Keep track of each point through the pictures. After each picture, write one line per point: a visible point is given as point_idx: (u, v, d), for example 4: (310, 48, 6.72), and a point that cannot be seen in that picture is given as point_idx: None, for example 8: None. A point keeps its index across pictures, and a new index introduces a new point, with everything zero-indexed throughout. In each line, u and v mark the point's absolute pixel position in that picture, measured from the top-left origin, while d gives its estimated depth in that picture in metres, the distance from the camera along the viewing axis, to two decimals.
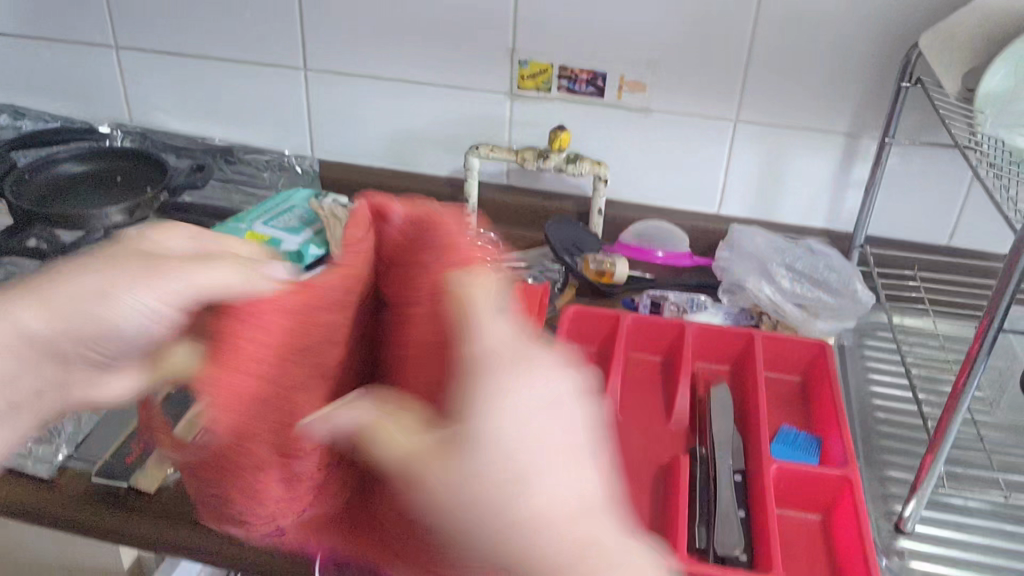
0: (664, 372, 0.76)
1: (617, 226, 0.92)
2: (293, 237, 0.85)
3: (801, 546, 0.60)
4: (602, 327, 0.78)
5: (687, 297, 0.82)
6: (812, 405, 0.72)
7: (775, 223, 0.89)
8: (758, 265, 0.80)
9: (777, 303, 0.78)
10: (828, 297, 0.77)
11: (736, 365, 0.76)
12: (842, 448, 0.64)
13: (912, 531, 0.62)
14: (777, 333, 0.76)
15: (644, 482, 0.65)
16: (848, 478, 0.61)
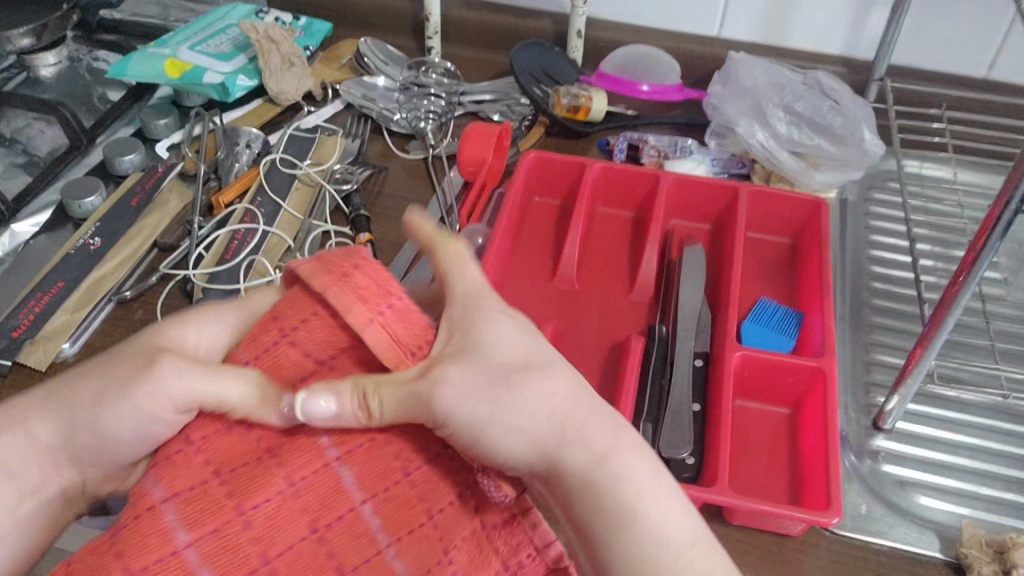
0: (634, 229, 0.67)
1: (600, 51, 0.79)
2: (220, 65, 0.75)
3: (762, 442, 0.53)
4: (566, 176, 0.67)
5: (670, 141, 0.71)
6: (798, 274, 0.63)
7: (783, 51, 0.76)
8: (752, 105, 0.68)
9: (770, 149, 0.66)
10: (830, 145, 0.65)
11: (717, 222, 0.66)
12: (822, 331, 0.56)
13: (891, 428, 0.55)
14: (769, 187, 0.65)
15: (594, 364, 0.57)
16: (823, 370, 0.53)
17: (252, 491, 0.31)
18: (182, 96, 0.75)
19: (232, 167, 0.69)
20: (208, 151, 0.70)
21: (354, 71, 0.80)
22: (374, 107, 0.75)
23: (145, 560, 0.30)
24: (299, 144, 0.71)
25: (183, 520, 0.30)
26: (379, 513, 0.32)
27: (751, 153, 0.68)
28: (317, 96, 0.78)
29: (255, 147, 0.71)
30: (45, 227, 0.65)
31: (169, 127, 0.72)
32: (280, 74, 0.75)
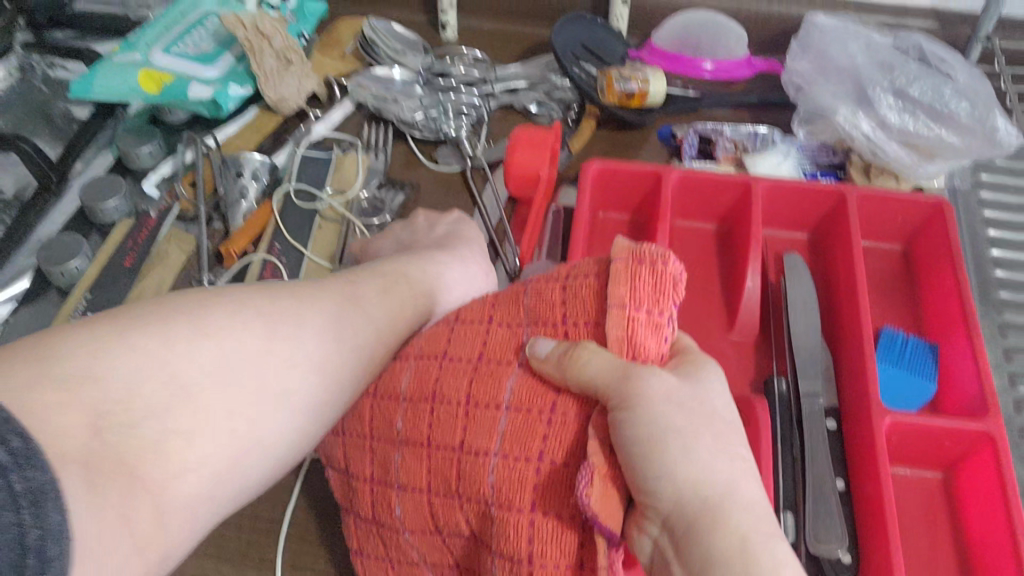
0: (721, 245, 0.57)
1: (648, 15, 0.68)
2: (204, 72, 0.63)
3: (921, 520, 0.45)
4: (638, 189, 0.57)
5: (746, 131, 0.61)
6: (921, 290, 0.54)
7: (862, 7, 0.66)
8: (851, 86, 0.58)
9: (875, 142, 0.56)
10: (951, 135, 0.54)
11: (818, 231, 0.57)
12: (976, 377, 0.47)
13: None
14: (879, 188, 0.55)
15: (691, 311, 0.54)
16: (991, 434, 0.44)
17: (485, 391, 0.36)
18: (161, 112, 0.63)
19: (238, 203, 0.57)
20: (205, 184, 0.58)
21: (360, 60, 0.68)
22: (396, 108, 0.64)
23: (366, 427, 0.41)
24: (312, 166, 0.60)
25: (401, 425, 0.39)
26: (507, 431, 0.35)
27: (848, 141, 0.58)
28: (321, 97, 0.66)
29: (263, 178, 0.59)
30: (25, 298, 0.54)
31: (155, 155, 0.60)
32: (278, 76, 0.63)
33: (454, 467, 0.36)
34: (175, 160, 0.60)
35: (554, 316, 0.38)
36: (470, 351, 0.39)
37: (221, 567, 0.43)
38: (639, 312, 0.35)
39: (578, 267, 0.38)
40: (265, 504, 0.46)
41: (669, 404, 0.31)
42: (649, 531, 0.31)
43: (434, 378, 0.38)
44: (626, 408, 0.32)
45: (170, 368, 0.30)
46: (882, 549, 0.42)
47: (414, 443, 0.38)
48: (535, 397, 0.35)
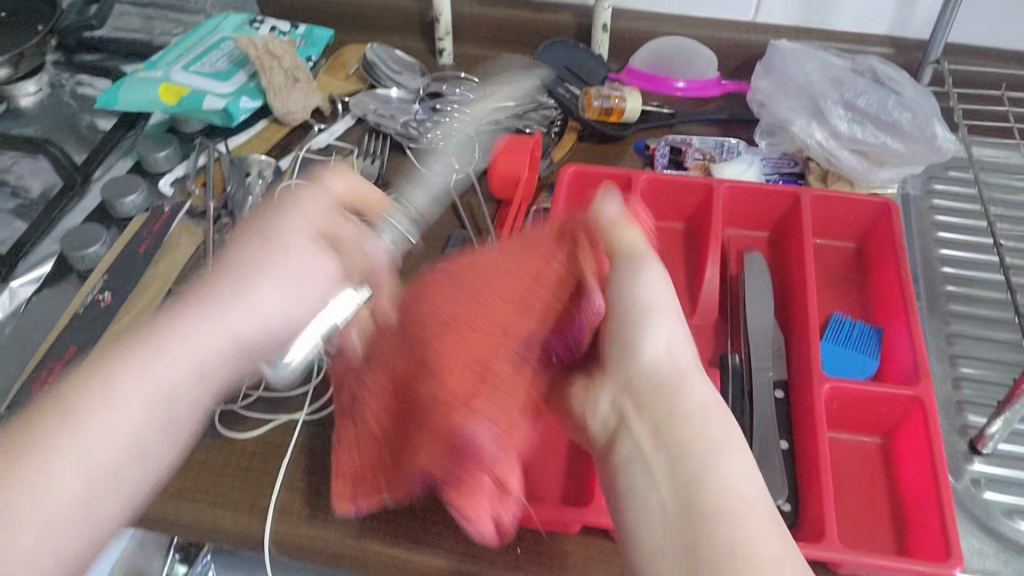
0: (687, 242, 0.62)
1: (627, 42, 0.74)
2: (219, 86, 0.68)
3: (859, 476, 0.49)
4: None
5: (713, 142, 0.66)
6: (868, 280, 0.59)
7: (824, 34, 0.71)
8: (807, 99, 0.63)
9: (829, 149, 0.61)
10: (896, 141, 0.59)
11: (776, 230, 0.62)
12: (910, 351, 0.51)
13: (990, 452, 0.51)
14: (832, 191, 0.60)
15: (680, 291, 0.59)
16: (921, 399, 0.48)
17: (418, 310, 0.40)
18: (179, 122, 0.69)
19: (244, 199, 0.62)
20: (215, 183, 0.64)
21: (363, 81, 0.74)
22: (393, 124, 0.69)
23: (341, 375, 0.45)
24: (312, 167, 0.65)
25: (371, 361, 0.43)
26: (436, 340, 0.39)
27: (806, 151, 0.63)
28: (325, 112, 0.72)
29: (268, 176, 0.64)
30: (47, 280, 0.59)
31: (171, 159, 0.66)
32: (286, 91, 0.69)
33: (404, 380, 0.40)
34: (188, 164, 0.66)
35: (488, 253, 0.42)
36: (409, 290, 0.42)
37: (215, 514, 0.47)
38: (591, 246, 0.42)
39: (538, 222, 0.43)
40: (255, 457, 0.50)
41: (651, 327, 0.38)
42: (606, 399, 0.38)
43: (391, 320, 0.43)
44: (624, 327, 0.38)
45: (126, 416, 0.35)
46: (821, 505, 0.45)
47: (384, 377, 0.42)
48: (463, 310, 0.39)
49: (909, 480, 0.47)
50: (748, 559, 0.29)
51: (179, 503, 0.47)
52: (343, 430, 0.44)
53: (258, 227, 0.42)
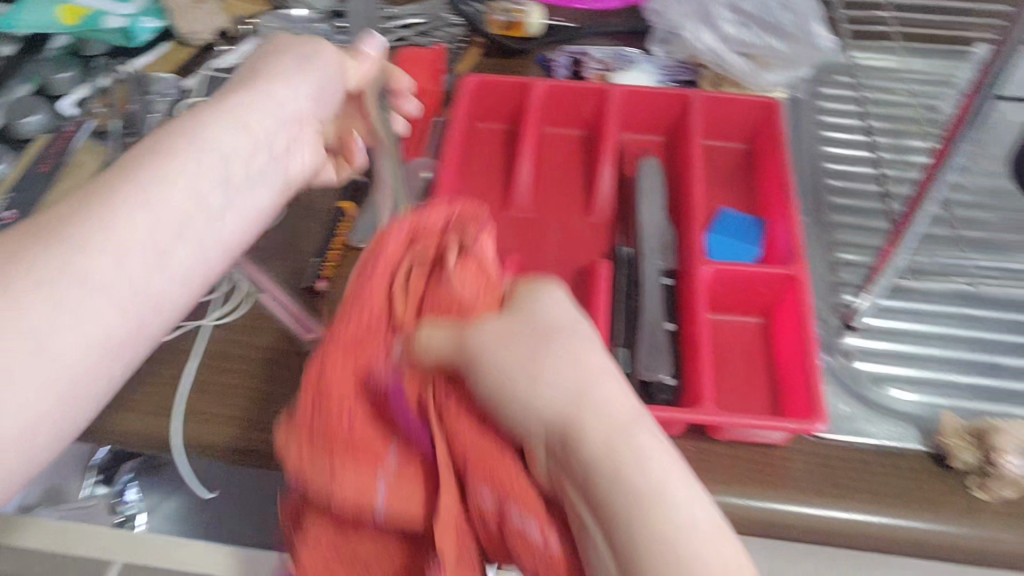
0: (586, 147, 0.64)
1: None
2: (119, 7, 0.68)
3: (739, 353, 0.52)
4: (509, 99, 0.64)
5: (612, 53, 0.69)
6: (756, 179, 0.62)
7: None
8: (697, 8, 0.65)
9: (719, 53, 0.64)
10: (781, 44, 0.64)
11: (671, 134, 0.64)
12: (788, 236, 0.55)
13: (861, 326, 0.54)
14: (720, 93, 0.63)
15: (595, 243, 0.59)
16: (795, 276, 0.52)
17: (331, 408, 0.35)
18: (81, 45, 0.68)
19: (148, 117, 0.64)
20: (120, 104, 0.65)
21: (269, 3, 0.74)
22: (299, 43, 0.70)
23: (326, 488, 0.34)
24: (216, 86, 0.66)
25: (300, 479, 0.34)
26: (402, 457, 0.35)
27: (697, 57, 0.66)
28: (231, 34, 0.72)
29: (172, 94, 0.66)
30: None
31: (73, 82, 0.67)
32: (189, 13, 0.69)
33: (365, 441, 0.34)
34: (92, 85, 0.66)
35: (390, 262, 0.39)
36: (358, 395, 0.35)
37: (142, 422, 0.48)
38: (419, 240, 0.40)
39: (393, 229, 0.40)
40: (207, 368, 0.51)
41: (501, 340, 0.33)
42: (474, 330, 0.33)
43: (318, 437, 0.34)
44: (477, 362, 0.32)
45: (106, 269, 0.34)
46: (701, 376, 0.48)
47: (315, 445, 0.34)
48: (338, 399, 0.35)
49: (786, 352, 0.51)
50: (641, 518, 0.27)
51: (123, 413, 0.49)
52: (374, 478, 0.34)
53: (286, 49, 0.48)
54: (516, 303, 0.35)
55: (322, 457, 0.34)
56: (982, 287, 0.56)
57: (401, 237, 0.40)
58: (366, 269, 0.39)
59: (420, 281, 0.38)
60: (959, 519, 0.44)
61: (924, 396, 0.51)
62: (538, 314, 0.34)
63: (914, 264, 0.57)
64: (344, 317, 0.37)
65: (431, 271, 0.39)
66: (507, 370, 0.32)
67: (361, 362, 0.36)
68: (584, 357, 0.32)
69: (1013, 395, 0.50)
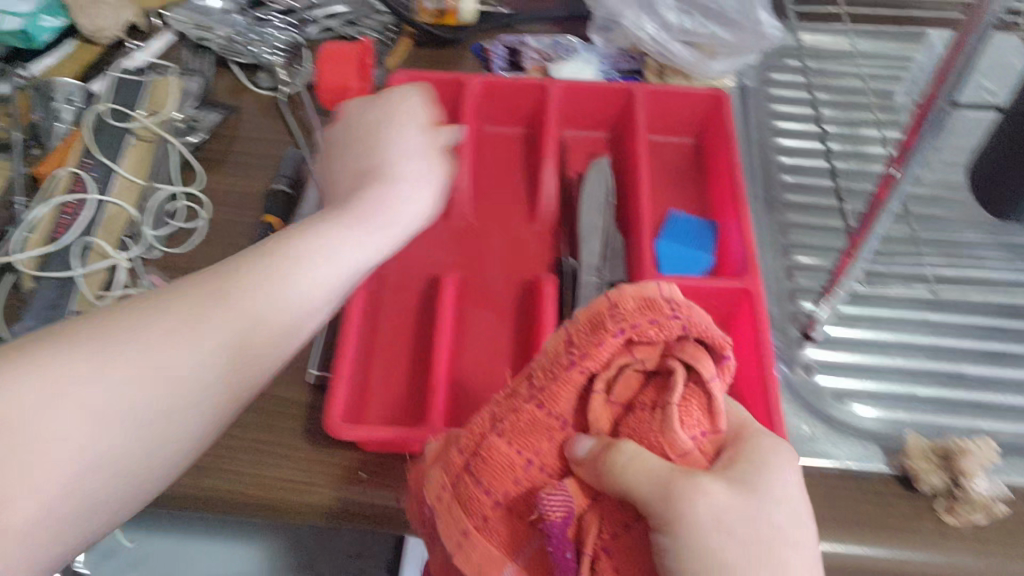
0: (528, 147, 0.61)
1: None
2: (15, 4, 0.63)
3: None
4: (445, 98, 0.60)
5: (549, 41, 0.64)
6: (707, 177, 0.59)
7: None
8: None
9: (661, 42, 0.60)
10: (726, 31, 0.60)
11: (616, 129, 0.61)
12: (742, 243, 0.52)
13: (820, 337, 0.52)
14: (666, 85, 0.59)
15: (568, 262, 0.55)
16: (750, 290, 0.49)
17: (525, 441, 0.34)
18: None
19: (52, 128, 0.59)
20: (20, 112, 0.59)
21: None
22: (215, 36, 0.64)
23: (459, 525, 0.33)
24: (127, 88, 0.60)
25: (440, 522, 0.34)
26: (501, 528, 0.33)
27: (640, 46, 0.62)
28: (141, 28, 0.66)
29: (77, 101, 0.60)
30: None
31: None
32: (92, 5, 0.64)
33: (469, 499, 0.33)
34: None
35: (592, 359, 0.33)
36: (525, 435, 0.34)
37: None
38: (622, 327, 0.32)
39: (637, 307, 0.32)
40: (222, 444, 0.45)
41: (720, 509, 0.29)
42: (667, 438, 0.30)
43: (462, 467, 0.34)
44: (671, 528, 0.28)
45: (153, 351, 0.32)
46: None
47: (458, 473, 0.34)
48: (517, 438, 0.34)
49: (744, 370, 0.49)
50: None
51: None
52: (482, 531, 0.33)
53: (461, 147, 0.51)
54: (750, 428, 0.33)
55: (463, 469, 0.34)
56: (945, 294, 0.54)
57: (651, 317, 0.32)
58: (578, 350, 0.33)
59: (644, 362, 0.32)
60: (928, 546, 0.42)
61: (886, 410, 0.49)
62: (782, 476, 0.31)
63: (874, 268, 0.56)
64: (576, 356, 0.33)
65: (652, 371, 0.33)
66: (722, 531, 0.28)
67: (528, 418, 0.34)
68: (748, 502, 0.29)
69: (975, 406, 0.49)
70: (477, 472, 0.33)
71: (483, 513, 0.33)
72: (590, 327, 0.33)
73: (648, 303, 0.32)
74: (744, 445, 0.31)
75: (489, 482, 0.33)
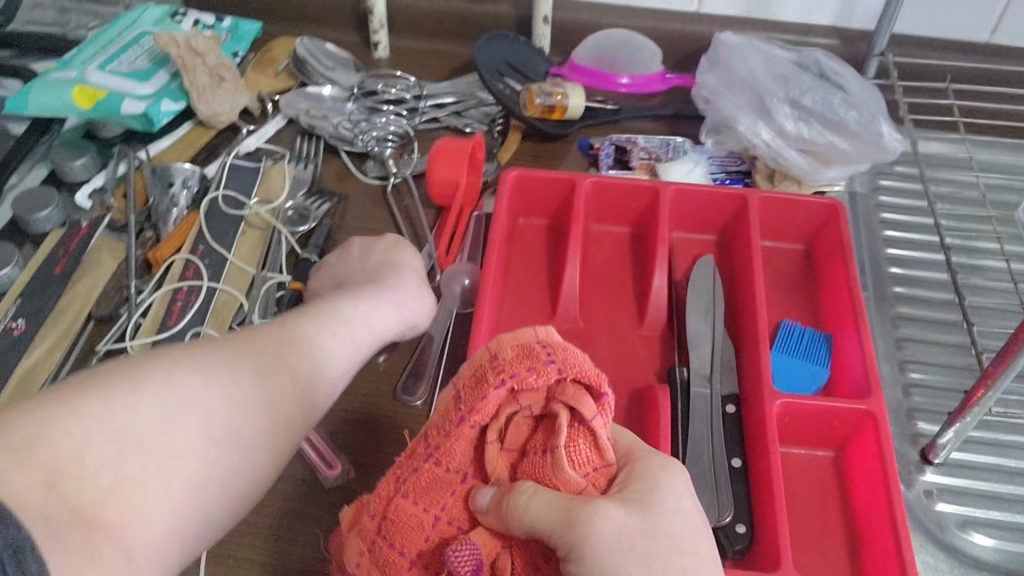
0: (635, 247, 0.60)
1: (568, 34, 0.72)
2: (137, 88, 0.65)
3: (812, 493, 0.48)
4: (555, 197, 0.60)
5: (660, 141, 0.65)
6: (819, 286, 0.58)
7: (767, 24, 0.70)
8: (753, 98, 0.62)
9: (775, 149, 0.60)
10: (844, 140, 0.59)
11: (725, 232, 0.60)
12: (862, 361, 0.51)
13: (942, 461, 0.50)
14: (779, 192, 0.59)
15: (635, 360, 0.54)
16: (873, 413, 0.48)
17: (426, 492, 0.33)
18: (96, 127, 0.65)
19: (168, 211, 0.59)
20: (136, 195, 0.60)
21: (294, 77, 0.71)
22: (327, 125, 0.66)
23: None
24: (241, 177, 0.62)
25: None
26: None
27: (751, 150, 0.62)
28: (254, 112, 0.68)
29: (193, 186, 0.61)
30: None
31: (88, 168, 0.62)
32: (210, 92, 0.65)
33: (395, 571, 0.33)
34: (107, 173, 0.62)
35: (446, 422, 0.33)
36: (403, 520, 0.33)
37: None
38: (519, 376, 0.31)
39: (519, 364, 0.32)
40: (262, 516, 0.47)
41: (616, 541, 0.29)
42: (560, 514, 0.30)
43: (369, 540, 0.34)
44: (578, 558, 0.29)
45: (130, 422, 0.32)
46: (775, 528, 0.45)
47: (366, 541, 0.34)
48: (423, 498, 0.33)
49: (864, 496, 0.47)
50: None
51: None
52: None
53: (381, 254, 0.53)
54: (630, 446, 0.35)
55: (371, 537, 0.33)
56: None
57: (546, 367, 0.31)
58: (465, 406, 0.32)
59: (536, 404, 0.32)
60: None
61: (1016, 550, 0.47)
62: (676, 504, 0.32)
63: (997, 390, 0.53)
64: (463, 424, 0.32)
65: (539, 416, 0.33)
66: None
67: (427, 486, 0.33)
68: (648, 536, 0.30)
69: None
70: (397, 539, 0.33)
71: (385, 565, 0.33)
72: (485, 369, 0.32)
73: (529, 345, 0.32)
74: (640, 487, 0.32)
75: (402, 544, 0.33)
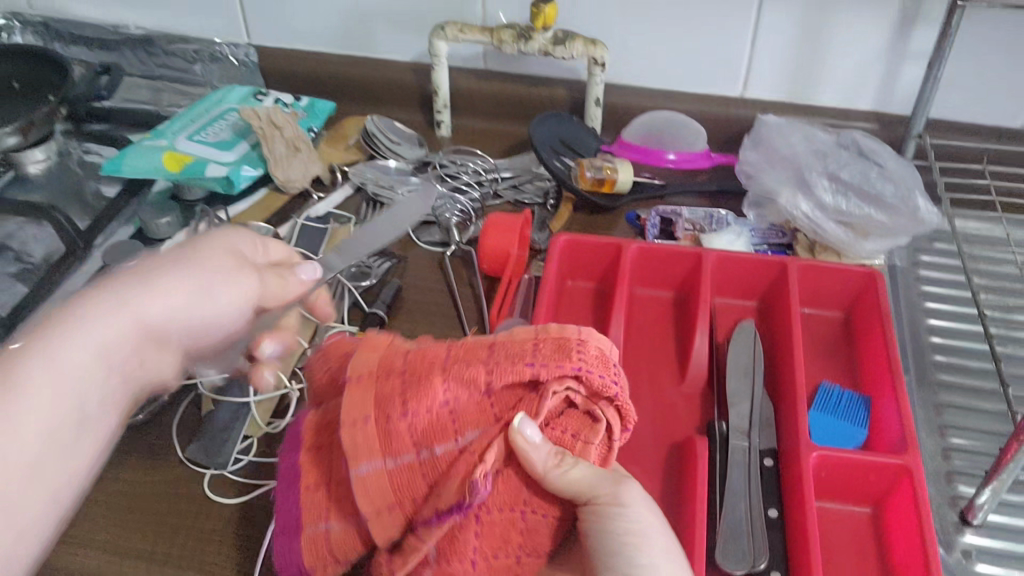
0: (676, 310, 0.63)
1: (619, 116, 0.77)
2: (222, 155, 0.70)
3: (849, 546, 0.49)
4: (602, 260, 0.64)
5: (704, 213, 0.67)
6: (857, 351, 0.59)
7: (810, 109, 0.74)
8: (794, 173, 0.65)
9: (816, 221, 0.63)
10: (880, 213, 0.62)
11: (766, 299, 0.63)
12: (898, 420, 0.52)
13: (981, 523, 0.50)
14: (819, 261, 0.61)
15: (677, 415, 0.56)
16: (908, 468, 0.49)
17: (457, 390, 0.37)
18: (181, 190, 0.70)
19: None
20: None
21: (363, 150, 0.76)
22: (392, 195, 0.70)
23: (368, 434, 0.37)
24: (309, 235, 0.66)
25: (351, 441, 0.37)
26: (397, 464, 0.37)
27: (792, 222, 0.64)
28: (325, 181, 0.73)
29: None
30: None
31: (172, 225, 0.67)
32: (287, 161, 0.71)
33: (391, 438, 0.37)
34: (189, 230, 0.67)
35: (523, 364, 0.37)
36: (432, 405, 0.37)
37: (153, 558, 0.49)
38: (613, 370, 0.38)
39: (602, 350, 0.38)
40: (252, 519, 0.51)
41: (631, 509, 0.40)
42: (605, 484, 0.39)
43: (389, 401, 0.37)
44: (618, 505, 0.39)
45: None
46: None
47: (387, 380, 0.38)
48: (456, 385, 0.37)
49: (902, 550, 0.47)
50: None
51: (72, 552, 0.49)
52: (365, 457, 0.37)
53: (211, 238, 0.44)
54: None
55: (395, 389, 0.37)
56: None
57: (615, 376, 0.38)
58: (541, 353, 0.37)
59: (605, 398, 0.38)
60: None
61: None
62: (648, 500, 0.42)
63: None
64: (530, 360, 0.37)
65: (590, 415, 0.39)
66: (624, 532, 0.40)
67: (457, 391, 0.37)
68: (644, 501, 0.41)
69: None
70: (413, 403, 0.37)
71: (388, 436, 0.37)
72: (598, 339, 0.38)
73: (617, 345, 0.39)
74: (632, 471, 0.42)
75: (423, 433, 0.37)
